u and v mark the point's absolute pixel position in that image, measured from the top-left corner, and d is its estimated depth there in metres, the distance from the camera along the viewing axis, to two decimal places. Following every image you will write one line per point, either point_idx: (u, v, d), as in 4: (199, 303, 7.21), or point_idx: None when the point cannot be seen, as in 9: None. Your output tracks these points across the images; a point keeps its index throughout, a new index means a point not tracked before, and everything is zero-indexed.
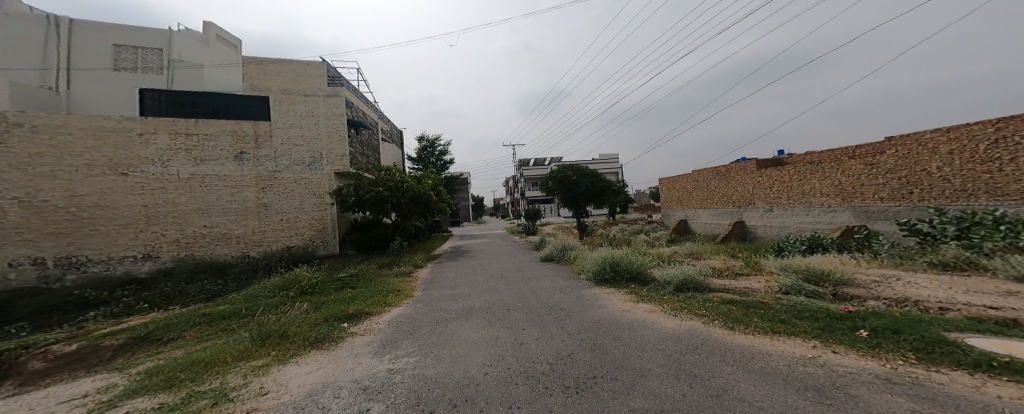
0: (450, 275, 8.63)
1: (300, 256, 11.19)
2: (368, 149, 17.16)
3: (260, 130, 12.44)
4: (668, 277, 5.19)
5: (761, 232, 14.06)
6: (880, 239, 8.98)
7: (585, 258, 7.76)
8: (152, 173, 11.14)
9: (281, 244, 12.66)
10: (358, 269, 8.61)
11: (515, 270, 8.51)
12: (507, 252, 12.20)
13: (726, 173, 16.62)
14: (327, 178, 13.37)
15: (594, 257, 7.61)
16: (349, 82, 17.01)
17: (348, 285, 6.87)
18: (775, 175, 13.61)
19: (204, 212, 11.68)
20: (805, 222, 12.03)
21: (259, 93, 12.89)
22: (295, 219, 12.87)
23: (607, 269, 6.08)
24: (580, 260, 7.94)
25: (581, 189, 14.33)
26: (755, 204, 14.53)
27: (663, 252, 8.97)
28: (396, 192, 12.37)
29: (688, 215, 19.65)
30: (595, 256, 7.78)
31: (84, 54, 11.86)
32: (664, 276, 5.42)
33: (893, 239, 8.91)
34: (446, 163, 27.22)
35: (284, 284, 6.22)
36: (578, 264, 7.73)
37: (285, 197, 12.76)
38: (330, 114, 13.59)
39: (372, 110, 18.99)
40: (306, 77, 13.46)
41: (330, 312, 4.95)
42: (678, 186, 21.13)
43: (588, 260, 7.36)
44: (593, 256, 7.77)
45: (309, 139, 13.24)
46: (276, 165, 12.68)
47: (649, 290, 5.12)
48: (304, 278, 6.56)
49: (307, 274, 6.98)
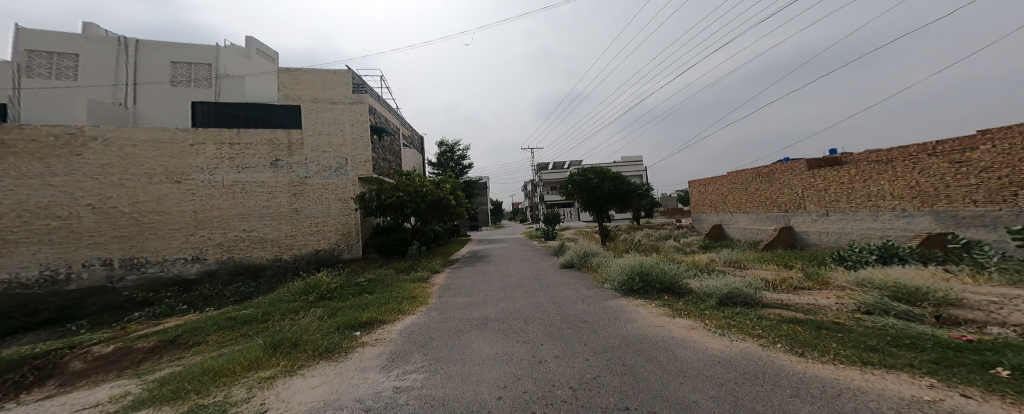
0: (468, 281, 8.37)
1: (327, 259, 11.49)
2: (390, 154, 17.61)
3: (293, 138, 13.08)
4: (708, 289, 4.53)
5: (814, 239, 12.65)
6: (984, 249, 7.59)
7: (611, 265, 7.18)
8: (200, 180, 11.94)
9: (311, 247, 13.12)
10: (378, 274, 8.61)
11: (534, 276, 8.10)
12: (527, 257, 11.80)
13: (770, 174, 15.18)
14: (351, 183, 13.76)
15: (621, 264, 7.01)
16: (373, 90, 17.60)
17: (366, 290, 6.80)
18: (830, 175, 12.17)
19: (245, 217, 12.36)
20: (871, 229, 10.61)
21: (292, 103, 13.57)
22: (324, 224, 13.31)
23: (635, 277, 5.49)
24: (606, 267, 7.35)
25: (604, 192, 13.65)
26: (805, 208, 13.13)
27: (698, 259, 8.17)
28: (416, 196, 12.43)
29: (723, 219, 18.26)
30: (623, 262, 7.18)
31: (147, 72, 13.06)
32: (703, 287, 4.77)
33: (1002, 250, 7.47)
34: (465, 167, 27.43)
35: (305, 289, 6.26)
36: (602, 271, 7.16)
37: (315, 202, 13.25)
38: (355, 120, 14.03)
39: (394, 117, 19.52)
40: (334, 85, 14.02)
41: (343, 319, 4.80)
42: (711, 188, 19.69)
43: (614, 267, 6.79)
44: (620, 263, 7.18)
45: (336, 146, 13.73)
46: (306, 172, 13.23)
47: (685, 303, 4.47)
48: (323, 281, 6.59)
49: (328, 278, 7.01)
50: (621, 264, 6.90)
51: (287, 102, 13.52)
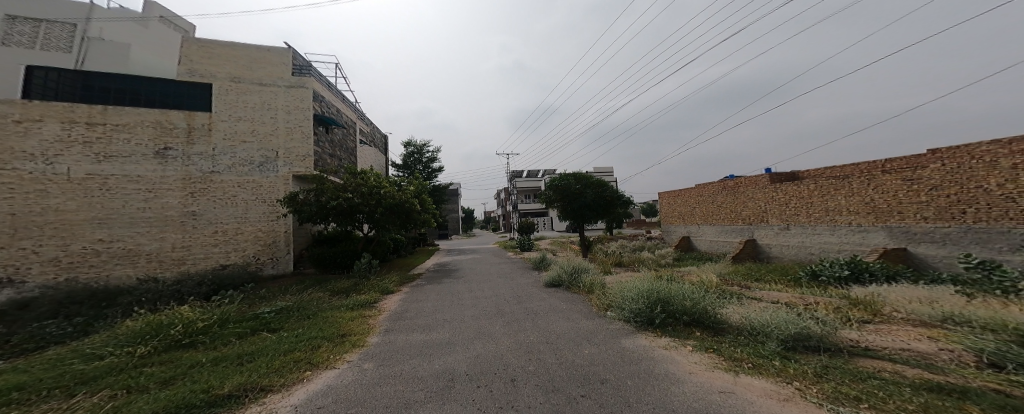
0: (429, 305, 6.50)
1: (231, 278, 8.66)
2: (341, 150, 15.05)
3: (195, 123, 10.18)
4: (763, 324, 3.34)
5: (776, 252, 12.89)
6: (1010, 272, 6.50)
7: (611, 288, 5.86)
8: (30, 171, 8.50)
9: (214, 261, 10.13)
10: (297, 297, 6.37)
11: (513, 299, 6.53)
12: (502, 272, 10.16)
13: (736, 187, 15.44)
14: (282, 181, 11.08)
15: (621, 284, 5.71)
16: (323, 76, 14.97)
17: (263, 327, 4.61)
18: (791, 190, 12.47)
19: (100, 223, 9.05)
20: (829, 243, 10.76)
21: (201, 80, 10.57)
22: (234, 232, 10.40)
23: (652, 305, 4.21)
24: (602, 290, 6.01)
25: (588, 200, 12.70)
26: (768, 221, 13.40)
27: (692, 276, 7.21)
28: (370, 200, 10.26)
29: (692, 231, 18.56)
30: (621, 283, 5.90)
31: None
32: (747, 321, 3.56)
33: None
34: (434, 171, 25.19)
35: (144, 332, 4.02)
36: (598, 293, 5.81)
37: (222, 204, 10.31)
38: (292, 106, 11.55)
39: (350, 108, 16.96)
40: (265, 64, 11.42)
41: (168, 396, 2.67)
42: (680, 200, 19.97)
43: (614, 290, 5.45)
44: (618, 284, 5.89)
45: (261, 135, 11.02)
46: (214, 165, 10.30)
47: (736, 346, 3.19)
48: (178, 319, 4.32)
49: (193, 312, 4.68)
50: (622, 284, 5.58)
51: (191, 78, 10.49)
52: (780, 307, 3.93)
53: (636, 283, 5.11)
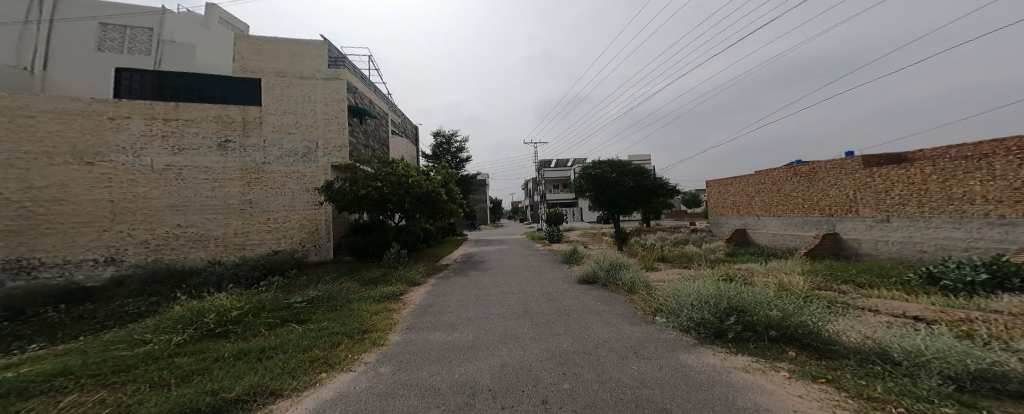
0: (453, 300, 6.17)
1: (279, 264, 9.19)
2: (374, 140, 15.41)
3: (249, 117, 10.83)
4: (908, 350, 2.33)
5: (867, 248, 10.77)
6: None
7: (661, 288, 4.98)
8: (122, 163, 9.58)
9: (267, 247, 10.86)
10: (326, 286, 6.39)
11: (545, 296, 5.96)
12: (530, 265, 9.64)
13: (812, 173, 13.11)
14: (322, 171, 11.54)
15: (672, 284, 4.80)
16: (354, 66, 15.22)
17: (292, 318, 4.52)
18: (894, 174, 10.13)
19: (178, 210, 10.02)
20: (949, 239, 8.64)
21: (251, 75, 11.17)
22: (282, 219, 11.05)
23: (722, 311, 3.32)
24: (650, 291, 5.15)
25: (625, 189, 11.53)
26: (857, 212, 11.17)
27: (751, 277, 6.05)
28: (399, 188, 10.30)
29: (748, 223, 16.44)
30: (672, 283, 4.98)
31: (75, 14, 10.53)
32: (874, 343, 2.56)
33: None
34: (463, 161, 25.19)
35: (185, 319, 3.96)
36: (644, 295, 4.99)
37: (273, 192, 10.96)
38: (329, 98, 11.90)
39: (383, 100, 17.28)
40: (304, 57, 11.78)
41: (175, 397, 2.41)
42: (733, 188, 17.75)
43: (665, 291, 4.58)
44: (668, 285, 4.99)
45: (304, 127, 11.50)
46: (265, 156, 10.95)
47: (868, 379, 2.23)
48: (219, 305, 4.28)
49: (232, 299, 4.69)
50: (674, 284, 4.68)
51: (243, 74, 11.14)
52: (924, 327, 2.82)
53: (694, 283, 4.20)
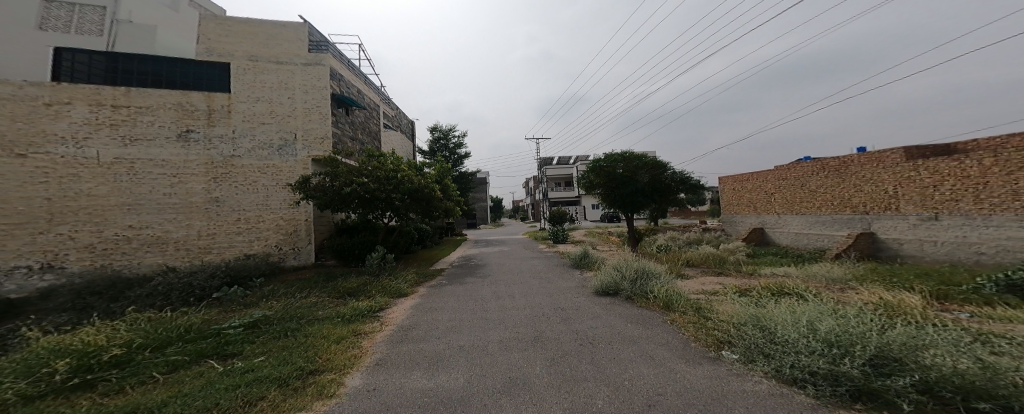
0: (445, 320, 4.95)
1: (245, 270, 7.97)
2: (363, 133, 14.19)
3: (215, 104, 9.58)
4: None
5: (911, 252, 9.59)
6: None
7: (720, 310, 3.69)
8: (61, 155, 8.28)
9: (238, 251, 9.64)
10: (285, 303, 5.17)
11: (559, 315, 4.76)
12: (536, 270, 8.45)
13: (842, 167, 11.92)
14: (301, 165, 10.32)
15: (740, 305, 3.48)
16: (340, 54, 13.97)
17: (206, 353, 3.24)
18: (944, 167, 8.89)
19: (131, 209, 8.75)
20: (1016, 241, 7.43)
21: (218, 59, 9.84)
22: (255, 220, 9.82)
23: (866, 360, 1.98)
24: (706, 313, 3.84)
25: (642, 184, 10.32)
26: (898, 209, 9.97)
27: (816, 288, 4.78)
28: (387, 185, 9.08)
29: (766, 222, 15.35)
30: (738, 303, 3.66)
31: None
32: None
33: None
34: (462, 157, 24.02)
35: (29, 370, 2.65)
36: (700, 320, 3.68)
37: (244, 190, 9.72)
38: (309, 85, 10.66)
39: (373, 91, 16.06)
40: (281, 41, 10.53)
41: None
42: (749, 185, 16.64)
43: (733, 315, 3.27)
44: (730, 306, 3.68)
45: (279, 116, 10.26)
46: (233, 149, 9.69)
47: None
48: (92, 343, 3.00)
49: (129, 331, 3.44)
50: (746, 305, 3.36)
51: (210, 58, 9.78)
52: None
53: (784, 308, 2.89)
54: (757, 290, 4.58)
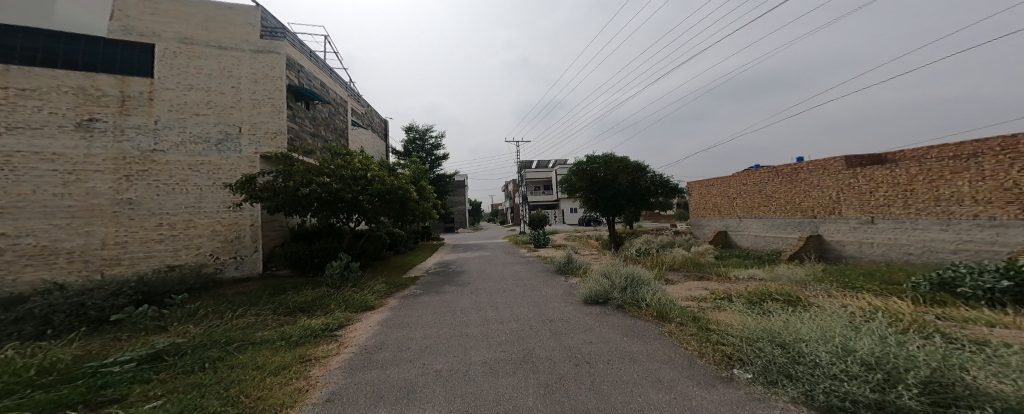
0: (417, 338, 4.35)
1: (163, 285, 6.67)
2: (327, 129, 12.96)
3: (131, 90, 8.10)
4: None
5: (851, 253, 10.47)
6: None
7: (724, 321, 3.46)
8: None
9: (160, 262, 8.19)
10: (206, 327, 4.29)
11: (545, 329, 4.36)
12: (518, 277, 8.02)
13: (794, 174, 12.88)
14: (246, 163, 9.05)
15: (746, 317, 3.26)
16: (301, 43, 12.69)
17: (65, 403, 2.49)
18: (879, 175, 9.81)
19: (4, 213, 7.01)
20: (935, 242, 8.31)
21: (140, 39, 8.28)
22: (184, 225, 8.44)
23: (920, 387, 1.69)
24: (707, 324, 3.60)
25: (623, 188, 10.33)
26: (841, 213, 10.87)
27: (810, 294, 4.70)
28: (352, 185, 8.19)
29: (729, 225, 16.26)
30: (743, 315, 3.43)
31: None
32: None
33: None
34: (439, 159, 23.04)
35: None
36: (705, 333, 3.40)
37: (169, 190, 8.32)
38: (259, 75, 9.44)
39: (340, 84, 14.81)
40: (225, 25, 9.22)
41: None
42: (714, 190, 17.60)
43: (742, 328, 3.03)
44: (734, 318, 3.46)
45: (217, 106, 8.91)
46: (155, 142, 8.22)
47: None
48: None
49: None
50: (754, 317, 3.13)
51: (128, 37, 8.18)
52: None
53: (800, 326, 2.64)
54: (753, 298, 4.43)
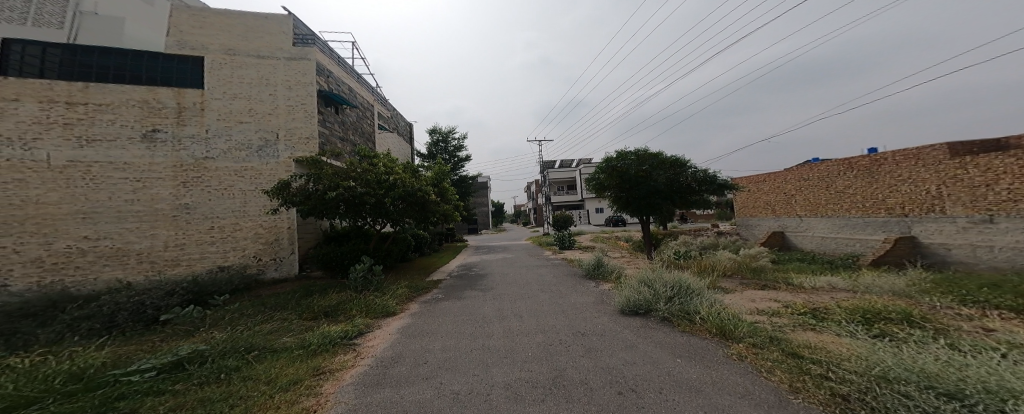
0: (436, 351, 3.93)
1: (210, 285, 6.96)
2: (354, 133, 13.30)
3: (187, 102, 8.72)
4: None
5: (957, 258, 8.55)
6: None
7: (826, 347, 2.57)
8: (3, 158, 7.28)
9: (210, 263, 8.67)
10: (230, 332, 4.20)
11: (580, 345, 3.74)
12: (546, 281, 7.44)
13: (874, 166, 10.94)
14: (283, 168, 9.43)
15: (867, 345, 2.34)
16: (334, 52, 13.21)
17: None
18: (998, 164, 7.76)
19: (86, 217, 7.76)
20: None
21: (191, 53, 8.93)
22: (231, 228, 8.89)
23: None
24: (798, 347, 2.73)
25: (660, 184, 9.36)
26: (941, 211, 8.92)
27: (942, 316, 3.51)
28: (378, 187, 8.13)
29: (786, 225, 14.37)
30: (857, 342, 2.51)
31: None
32: None
33: None
34: (462, 161, 23.11)
35: None
36: (795, 360, 2.54)
37: (218, 195, 8.81)
38: (293, 82, 9.84)
39: (367, 89, 15.22)
40: (261, 34, 9.71)
41: None
42: (767, 187, 15.71)
43: (863, 357, 2.15)
44: (843, 344, 2.55)
45: (259, 114, 9.37)
46: (207, 150, 8.78)
47: None
48: None
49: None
50: (882, 347, 2.22)
51: (184, 52, 8.87)
52: None
53: (978, 368, 1.73)
54: (855, 316, 3.39)
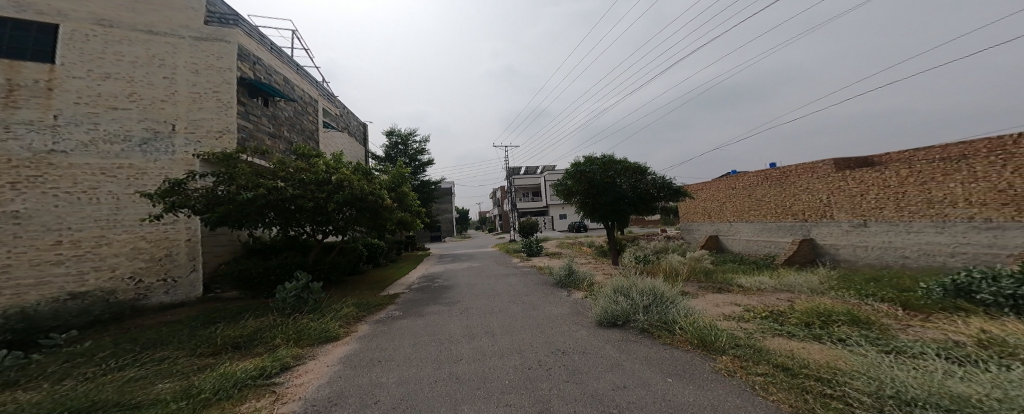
0: (389, 386, 3.22)
1: (51, 319, 5.12)
2: (292, 129, 11.53)
3: (22, 77, 6.51)
4: None
5: (844, 255, 10.20)
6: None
7: (821, 360, 2.54)
8: None
9: (59, 289, 6.49)
10: (57, 391, 2.95)
11: (556, 368, 3.40)
12: (514, 292, 7.01)
13: (784, 177, 12.75)
14: (180, 166, 7.61)
15: (870, 362, 2.34)
16: (263, 35, 11.37)
17: None
18: (869, 177, 9.51)
19: None
20: (925, 244, 8.06)
21: (37, 17, 6.76)
22: (95, 243, 6.84)
23: None
24: (784, 359, 2.73)
25: (622, 191, 9.67)
26: (831, 217, 10.63)
27: (876, 315, 3.88)
28: (314, 190, 6.94)
29: (721, 230, 16.01)
30: (847, 354, 2.55)
31: None
32: None
33: None
34: (422, 164, 21.67)
35: None
36: (789, 375, 2.49)
37: (75, 201, 6.71)
38: (202, 65, 8.15)
39: (309, 82, 13.39)
40: (156, 5, 7.88)
41: None
42: (704, 194, 17.42)
43: (872, 376, 2.13)
44: (829, 355, 2.58)
45: (142, 100, 7.45)
46: (53, 141, 6.58)
47: None
48: None
49: None
50: (888, 366, 2.22)
51: (23, 13, 6.66)
52: None
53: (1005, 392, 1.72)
54: (813, 319, 3.61)
